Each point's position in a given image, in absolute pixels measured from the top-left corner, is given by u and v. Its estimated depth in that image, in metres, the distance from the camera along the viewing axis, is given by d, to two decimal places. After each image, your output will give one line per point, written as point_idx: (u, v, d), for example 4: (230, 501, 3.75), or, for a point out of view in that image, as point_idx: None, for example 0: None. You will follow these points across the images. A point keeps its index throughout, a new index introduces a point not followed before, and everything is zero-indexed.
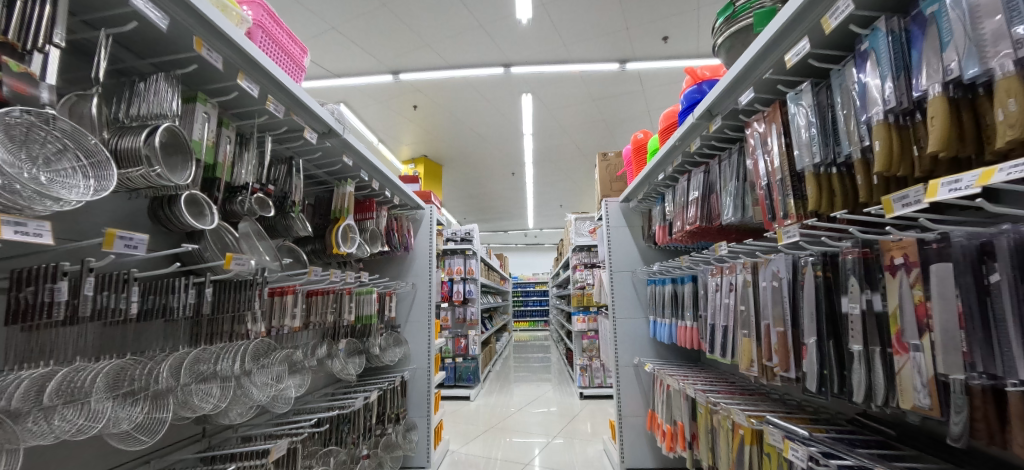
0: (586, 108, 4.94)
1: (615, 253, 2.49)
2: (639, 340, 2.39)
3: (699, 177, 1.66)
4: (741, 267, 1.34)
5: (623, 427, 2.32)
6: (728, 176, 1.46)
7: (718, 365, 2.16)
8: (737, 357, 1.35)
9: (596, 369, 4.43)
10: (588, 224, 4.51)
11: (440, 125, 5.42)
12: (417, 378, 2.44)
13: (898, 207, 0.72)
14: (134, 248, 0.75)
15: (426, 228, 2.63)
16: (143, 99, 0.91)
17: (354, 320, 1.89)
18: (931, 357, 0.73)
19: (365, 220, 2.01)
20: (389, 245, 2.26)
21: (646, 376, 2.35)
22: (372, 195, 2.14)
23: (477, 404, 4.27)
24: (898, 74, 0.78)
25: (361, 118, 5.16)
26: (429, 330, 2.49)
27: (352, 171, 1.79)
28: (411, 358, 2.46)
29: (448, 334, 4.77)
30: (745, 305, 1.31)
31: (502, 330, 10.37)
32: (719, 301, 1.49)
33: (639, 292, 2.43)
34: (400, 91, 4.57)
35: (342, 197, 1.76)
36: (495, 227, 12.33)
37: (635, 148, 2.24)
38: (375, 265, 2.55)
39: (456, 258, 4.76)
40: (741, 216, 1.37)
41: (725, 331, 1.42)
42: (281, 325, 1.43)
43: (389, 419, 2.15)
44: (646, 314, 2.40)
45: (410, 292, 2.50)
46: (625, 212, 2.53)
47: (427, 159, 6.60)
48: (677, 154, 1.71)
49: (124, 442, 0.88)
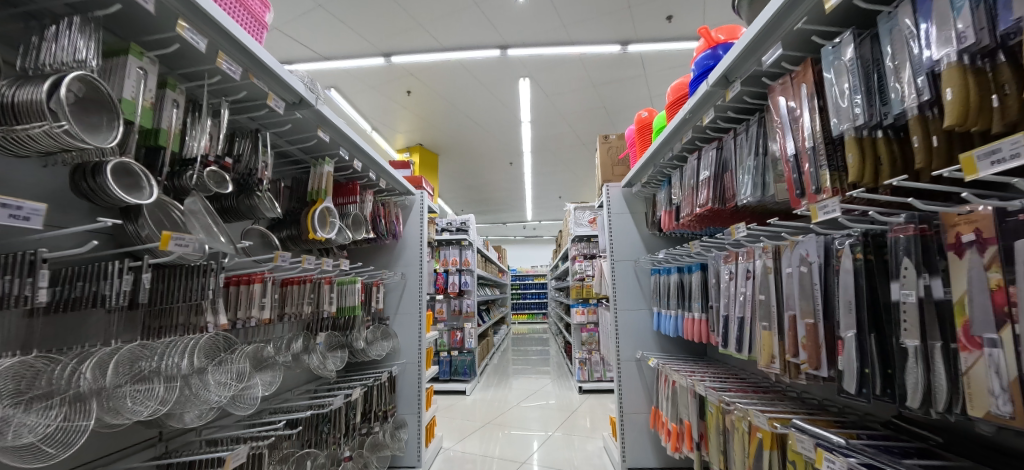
0: (585, 94, 4.76)
1: (616, 241, 2.34)
2: (642, 332, 2.26)
3: (712, 154, 1.50)
4: (761, 252, 1.20)
5: (625, 424, 2.19)
6: (745, 151, 1.30)
7: (726, 360, 2.03)
8: (754, 352, 1.21)
9: (596, 363, 4.30)
10: (588, 213, 4.35)
11: (435, 111, 5.24)
12: (406, 373, 2.31)
13: (982, 166, 0.57)
14: (25, 219, 0.60)
15: (416, 215, 2.48)
16: (56, 46, 0.76)
17: (335, 312, 1.75)
18: (1015, 355, 0.59)
19: (347, 205, 1.86)
20: (375, 232, 2.10)
21: (649, 371, 2.22)
22: (355, 178, 1.98)
23: (473, 399, 4.15)
24: (975, 5, 0.63)
25: (353, 104, 4.97)
26: (420, 322, 2.35)
27: (330, 149, 1.63)
28: (400, 353, 2.32)
29: (443, 327, 4.64)
30: (765, 294, 1.17)
31: (501, 322, 10.28)
32: (733, 290, 1.35)
33: (642, 282, 2.29)
34: (393, 75, 4.38)
35: (319, 177, 1.60)
36: (492, 219, 12.10)
37: (639, 127, 2.08)
38: (362, 254, 2.40)
39: (452, 249, 4.62)
40: (760, 195, 1.22)
41: (740, 324, 1.28)
42: (249, 316, 1.29)
43: (376, 417, 2.01)
44: (650, 305, 2.26)
45: (399, 282, 2.35)
46: (627, 198, 2.38)
47: (422, 148, 6.42)
48: (687, 130, 1.55)
49: (21, 460, 0.69)
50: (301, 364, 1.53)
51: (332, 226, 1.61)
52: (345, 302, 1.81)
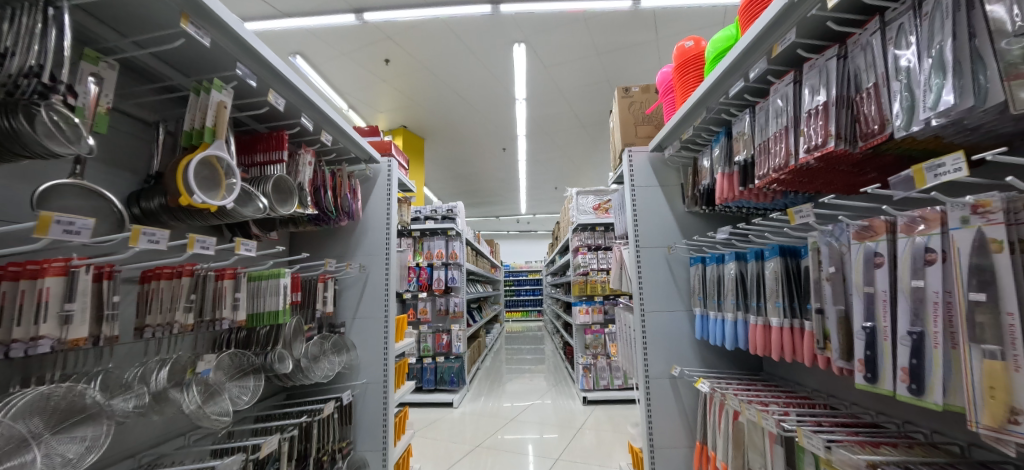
0: (588, 64, 4.21)
1: (642, 223, 1.78)
2: (678, 340, 1.70)
3: (828, 66, 0.93)
4: (969, 215, 0.64)
5: (657, 463, 1.64)
6: (918, 42, 0.74)
7: (803, 383, 1.48)
8: (958, 402, 0.66)
9: (602, 369, 3.74)
10: (591, 198, 3.82)
11: (418, 86, 4.62)
12: (368, 396, 1.74)
13: None
14: None
15: (381, 189, 1.89)
16: None
17: (244, 321, 1.17)
18: None
19: (269, 163, 1.28)
20: (318, 208, 1.51)
21: (688, 391, 1.68)
22: (282, 127, 1.38)
23: (462, 413, 3.59)
24: None
25: (324, 76, 4.31)
26: (386, 329, 1.77)
27: (222, 65, 1.03)
28: (359, 370, 1.75)
29: (427, 330, 4.04)
30: (985, 294, 0.61)
31: (493, 321, 9.74)
32: (876, 288, 0.80)
33: (677, 275, 1.74)
34: (369, 37, 3.74)
35: (204, 109, 1.01)
36: (485, 212, 11.46)
37: (679, 63, 1.50)
38: (309, 240, 1.82)
39: (437, 240, 4.02)
40: (968, 112, 0.66)
41: (910, 344, 0.72)
42: (37, 337, 0.71)
43: (320, 464, 1.43)
44: (688, 305, 1.71)
45: (358, 276, 1.79)
46: (656, 166, 1.82)
47: (407, 130, 5.78)
48: (784, 34, 0.98)
49: None
50: (166, 406, 0.95)
51: (231, 189, 1.04)
52: (258, 305, 1.22)
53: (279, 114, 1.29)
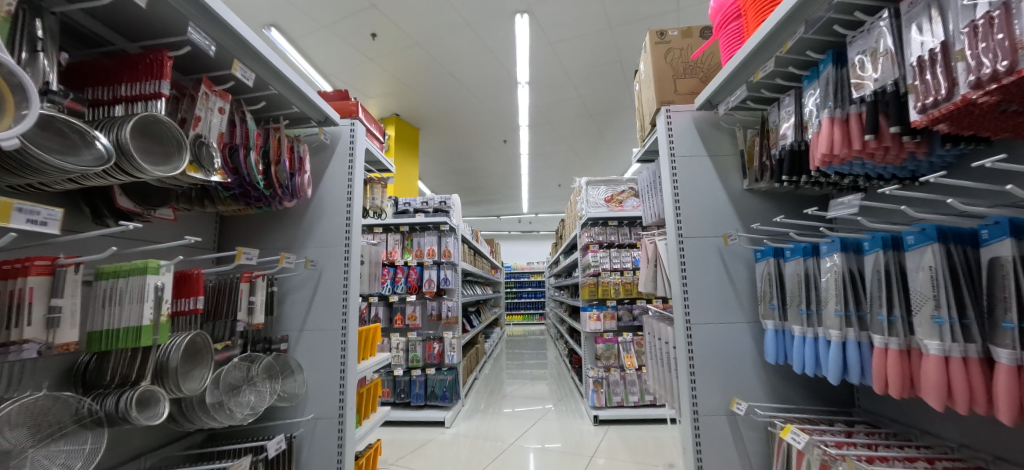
0: (597, 40, 3.78)
1: (686, 204, 1.33)
2: (738, 364, 1.25)
3: None
4: None
5: None
6: None
7: (939, 434, 1.01)
8: None
9: (615, 383, 3.28)
10: (603, 189, 3.37)
11: (410, 66, 4.18)
12: (318, 438, 1.28)
13: None
14: None
15: (340, 160, 1.43)
16: None
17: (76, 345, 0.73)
18: None
19: (139, 96, 0.82)
20: (240, 176, 1.06)
21: (753, 435, 1.22)
22: (166, 49, 0.92)
23: (455, 434, 3.11)
24: None
25: (303, 53, 3.87)
26: (344, 345, 1.32)
27: None
28: (306, 401, 1.30)
29: (416, 337, 3.56)
30: None
31: (492, 324, 9.24)
32: None
33: (734, 274, 1.29)
34: (351, 6, 3.31)
35: None
36: (485, 210, 11.02)
37: None
38: (243, 226, 1.37)
39: (427, 236, 3.56)
40: None
41: None
42: None
43: None
44: (750, 315, 1.26)
45: (308, 275, 1.35)
46: (703, 129, 1.36)
47: (398, 119, 5.33)
48: None
49: None
50: None
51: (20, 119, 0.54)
52: (110, 318, 0.78)
53: (145, 17, 0.83)
